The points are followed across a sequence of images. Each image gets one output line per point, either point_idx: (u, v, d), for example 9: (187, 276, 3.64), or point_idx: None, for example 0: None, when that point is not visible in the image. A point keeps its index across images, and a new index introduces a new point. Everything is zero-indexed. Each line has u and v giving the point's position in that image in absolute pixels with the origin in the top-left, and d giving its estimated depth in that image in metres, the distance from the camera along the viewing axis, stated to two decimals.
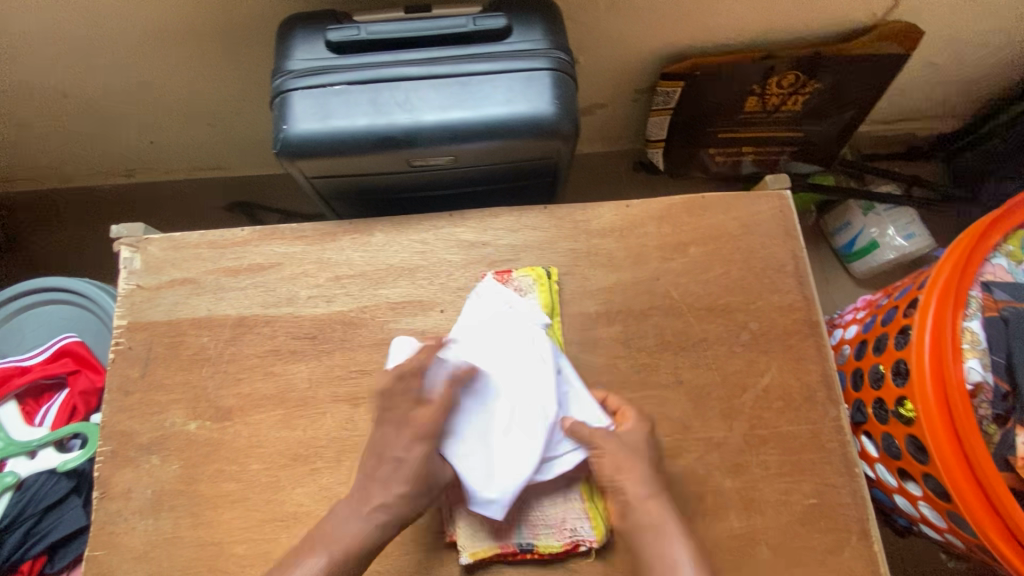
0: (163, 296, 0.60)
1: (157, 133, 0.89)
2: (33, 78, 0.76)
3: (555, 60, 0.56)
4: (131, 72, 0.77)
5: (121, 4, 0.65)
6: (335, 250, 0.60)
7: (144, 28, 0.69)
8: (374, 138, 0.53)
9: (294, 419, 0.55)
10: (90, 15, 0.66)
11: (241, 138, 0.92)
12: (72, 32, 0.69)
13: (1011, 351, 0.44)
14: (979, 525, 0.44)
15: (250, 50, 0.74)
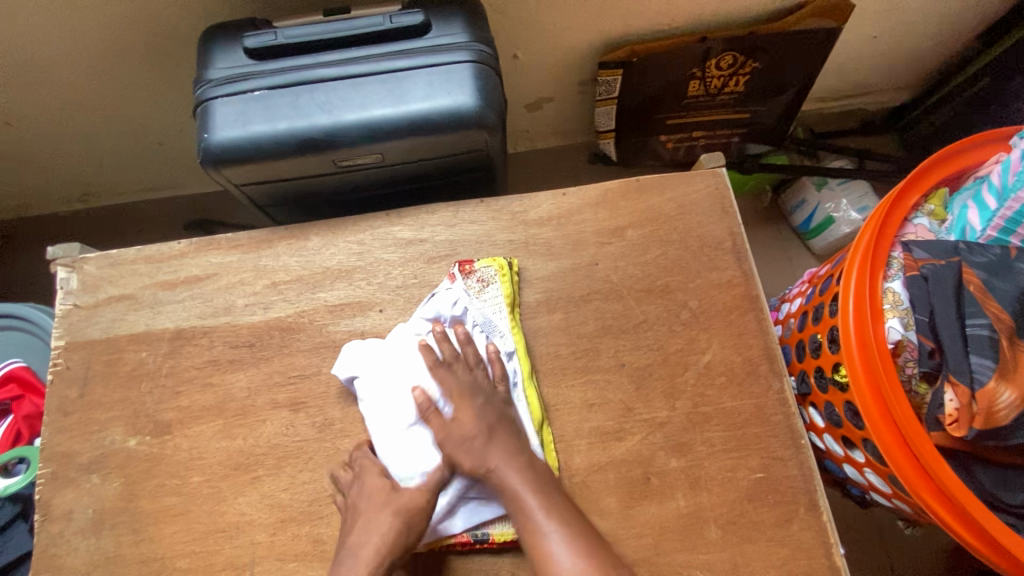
0: (100, 313, 0.59)
1: (105, 156, 0.89)
2: None
3: (475, 52, 0.56)
4: (70, 96, 0.76)
5: (47, 27, 0.65)
6: (271, 256, 0.60)
7: (76, 51, 0.69)
8: (296, 141, 0.53)
9: (234, 428, 0.55)
10: (15, 40, 0.66)
11: (190, 155, 0.91)
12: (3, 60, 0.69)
13: (932, 309, 0.44)
14: (912, 486, 0.43)
15: (186, 65, 0.74)
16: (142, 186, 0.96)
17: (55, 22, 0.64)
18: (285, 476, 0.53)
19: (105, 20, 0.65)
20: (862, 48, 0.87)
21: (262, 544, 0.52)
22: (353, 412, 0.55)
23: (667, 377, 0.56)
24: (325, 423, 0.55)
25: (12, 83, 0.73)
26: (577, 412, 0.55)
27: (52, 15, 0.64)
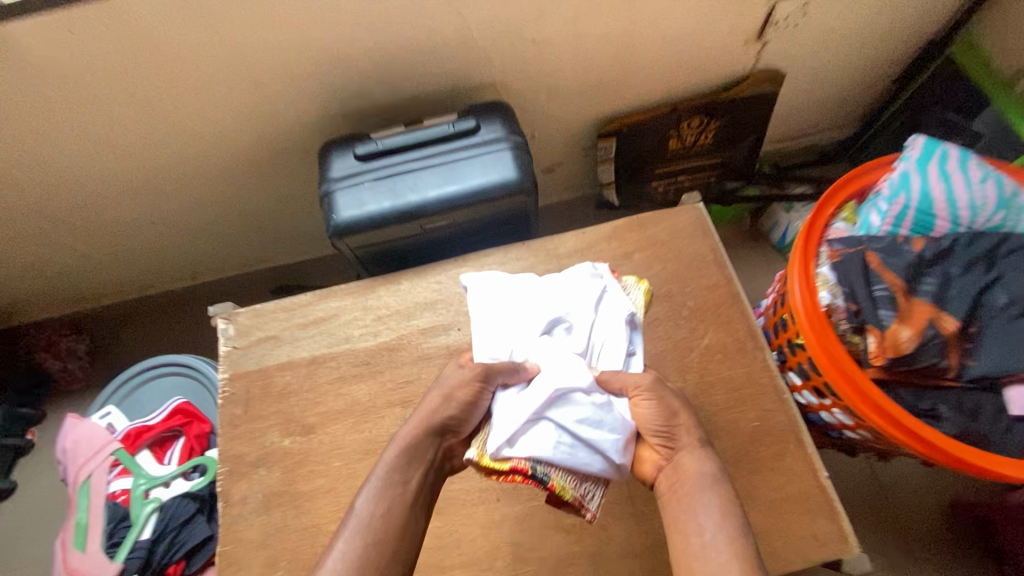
0: (253, 350, 0.81)
1: (215, 242, 1.13)
2: (130, 215, 1.01)
3: (513, 142, 0.80)
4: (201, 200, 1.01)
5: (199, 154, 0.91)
6: (375, 298, 0.81)
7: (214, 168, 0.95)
8: (396, 214, 0.76)
9: (362, 424, 0.74)
10: (175, 163, 0.92)
11: (280, 235, 1.15)
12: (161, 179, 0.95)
13: (850, 282, 0.63)
14: (857, 407, 0.62)
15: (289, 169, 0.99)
16: (240, 262, 1.20)
17: (206, 149, 0.90)
18: None
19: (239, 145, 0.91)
20: (801, 100, 1.11)
21: None
22: None
23: (679, 357, 0.75)
24: None
25: (164, 195, 0.97)
26: None
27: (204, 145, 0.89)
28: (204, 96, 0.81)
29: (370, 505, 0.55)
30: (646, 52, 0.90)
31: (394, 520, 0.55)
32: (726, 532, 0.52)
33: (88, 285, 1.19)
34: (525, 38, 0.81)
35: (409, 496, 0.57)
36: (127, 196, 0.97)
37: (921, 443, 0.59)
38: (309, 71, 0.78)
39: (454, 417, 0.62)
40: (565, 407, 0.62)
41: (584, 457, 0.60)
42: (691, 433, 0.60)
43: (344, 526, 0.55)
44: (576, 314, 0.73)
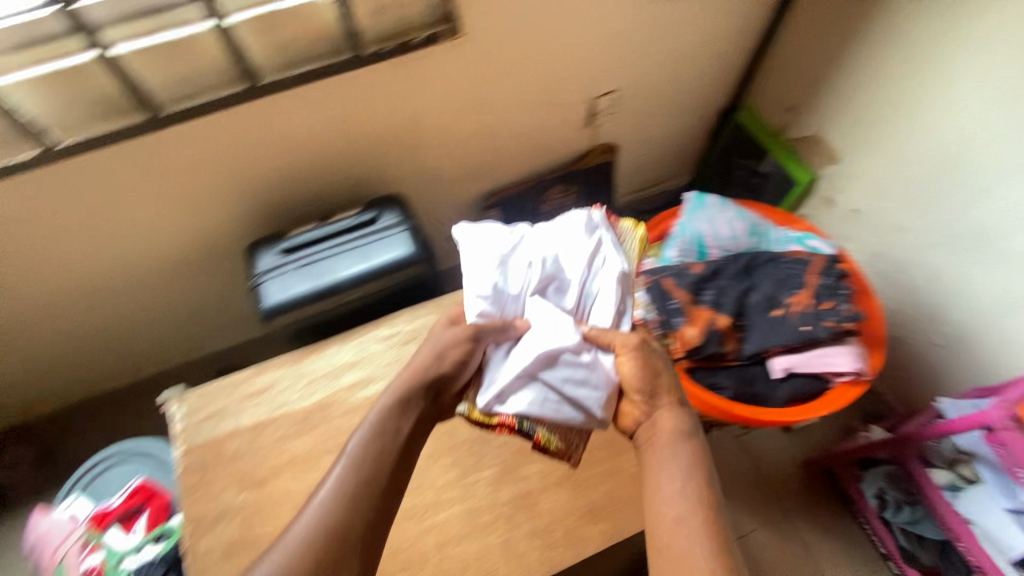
0: (204, 424, 0.95)
1: (158, 339, 1.25)
2: (74, 326, 1.12)
3: (407, 224, 1.02)
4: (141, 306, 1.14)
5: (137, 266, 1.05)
6: (308, 364, 0.98)
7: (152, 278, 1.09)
8: (317, 292, 0.95)
9: (304, 471, 0.90)
10: (115, 277, 1.05)
11: (218, 325, 1.29)
12: (104, 292, 1.08)
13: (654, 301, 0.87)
14: None
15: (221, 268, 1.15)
16: (180, 356, 1.32)
17: (144, 263, 1.05)
18: None
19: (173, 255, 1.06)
20: (641, 160, 1.41)
21: None
22: None
23: None
24: None
25: (109, 303, 1.10)
26: None
27: (142, 258, 1.04)
28: (141, 221, 0.97)
29: (365, 440, 0.69)
30: (505, 143, 1.16)
31: (383, 455, 0.68)
32: (689, 485, 0.65)
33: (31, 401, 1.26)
34: (407, 145, 1.05)
35: (396, 436, 0.70)
36: (72, 310, 1.09)
37: (734, 416, 0.82)
38: (234, 190, 0.97)
39: (445, 374, 0.76)
40: (556, 368, 0.76)
41: (569, 414, 0.76)
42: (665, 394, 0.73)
43: (342, 459, 0.67)
44: (575, 267, 0.85)
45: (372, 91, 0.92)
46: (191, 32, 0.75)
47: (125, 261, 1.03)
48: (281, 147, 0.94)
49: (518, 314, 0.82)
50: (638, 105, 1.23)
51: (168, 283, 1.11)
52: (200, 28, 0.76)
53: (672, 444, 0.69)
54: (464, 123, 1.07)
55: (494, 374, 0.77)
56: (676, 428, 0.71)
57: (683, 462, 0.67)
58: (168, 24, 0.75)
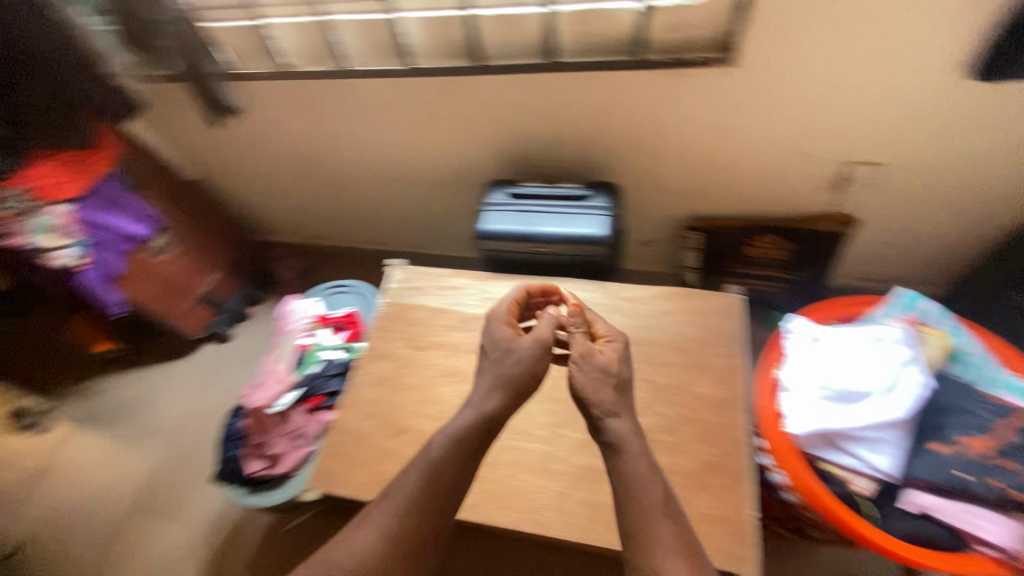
0: (406, 292, 1.25)
1: (396, 226, 1.64)
2: (360, 196, 1.54)
3: (613, 212, 1.16)
4: (404, 202, 1.52)
5: (413, 170, 1.37)
6: (487, 286, 1.21)
7: (418, 183, 1.42)
8: (520, 236, 1.17)
9: (450, 356, 1.13)
10: (398, 172, 1.40)
11: (435, 235, 1.63)
12: (387, 181, 1.45)
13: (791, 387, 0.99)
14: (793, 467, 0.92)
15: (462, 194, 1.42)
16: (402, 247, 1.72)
17: (415, 168, 1.37)
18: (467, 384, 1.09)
19: (437, 170, 1.36)
20: (881, 247, 1.28)
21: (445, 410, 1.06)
22: None
23: (672, 391, 1.01)
24: None
25: (385, 187, 1.47)
26: None
27: (415, 165, 1.35)
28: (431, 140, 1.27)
29: (383, 526, 0.75)
30: (738, 179, 1.19)
31: (397, 530, 0.75)
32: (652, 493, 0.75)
33: (309, 227, 1.78)
34: (642, 147, 1.17)
35: (418, 509, 0.76)
36: (362, 184, 1.48)
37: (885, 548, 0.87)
38: (503, 136, 1.22)
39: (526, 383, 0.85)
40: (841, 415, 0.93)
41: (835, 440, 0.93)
42: (606, 397, 0.82)
43: (422, 470, 0.80)
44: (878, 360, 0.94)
45: (635, 96, 1.06)
46: (526, 11, 0.94)
47: (405, 162, 1.36)
48: (545, 115, 1.14)
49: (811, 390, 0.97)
50: (898, 187, 1.13)
51: (422, 189, 1.44)
52: (533, 11, 0.93)
53: (627, 438, 0.79)
54: (700, 146, 1.14)
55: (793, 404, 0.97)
56: (623, 431, 0.80)
57: (639, 470, 0.77)
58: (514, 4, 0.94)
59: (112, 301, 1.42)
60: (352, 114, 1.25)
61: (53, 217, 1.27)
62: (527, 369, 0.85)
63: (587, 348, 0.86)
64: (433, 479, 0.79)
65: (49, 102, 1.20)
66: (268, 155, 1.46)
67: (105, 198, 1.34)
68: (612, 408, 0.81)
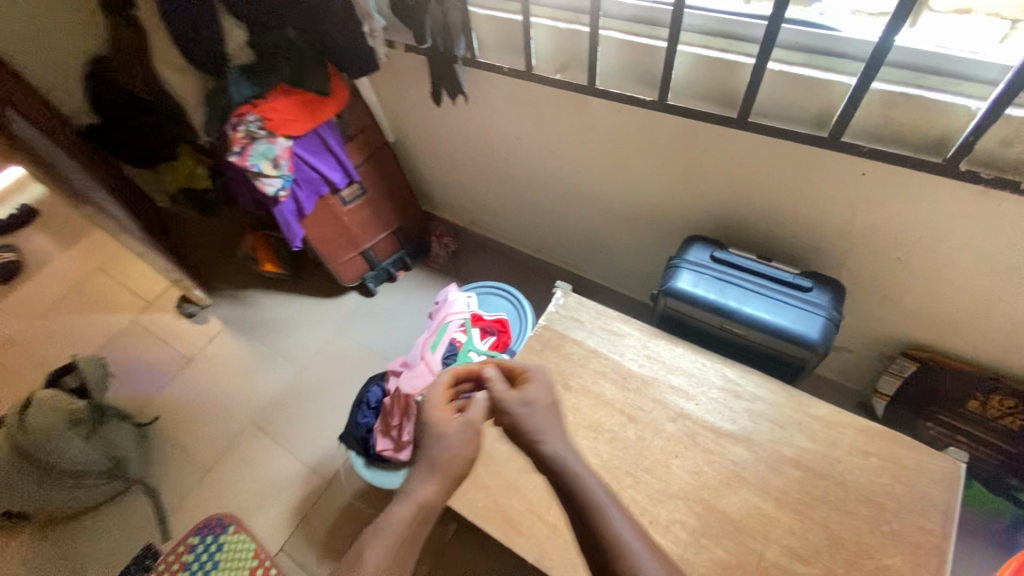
0: (567, 320, 1.18)
1: (564, 236, 1.59)
2: (540, 200, 1.52)
3: (833, 315, 1.00)
4: (582, 220, 1.48)
5: (608, 194, 1.32)
6: (655, 344, 1.12)
7: (607, 207, 1.36)
8: (713, 306, 1.05)
9: (597, 406, 1.04)
10: (590, 190, 1.35)
11: (600, 258, 1.56)
12: (574, 198, 1.42)
13: None
14: None
15: (648, 232, 1.33)
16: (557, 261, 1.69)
17: (611, 192, 1.31)
18: (609, 444, 1.00)
19: (634, 201, 1.28)
20: None
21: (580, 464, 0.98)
22: (656, 439, 0.99)
23: (851, 552, 0.85)
24: (641, 434, 1.00)
25: (570, 200, 1.44)
26: (783, 531, 0.88)
27: (614, 189, 1.29)
28: (642, 171, 1.19)
29: None
30: (997, 324, 0.98)
31: None
32: (627, 524, 0.66)
33: (476, 210, 1.79)
34: (890, 253, 0.99)
35: None
36: (548, 190, 1.46)
37: None
38: (724, 192, 1.10)
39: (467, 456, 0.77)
40: None
41: None
42: (529, 430, 0.76)
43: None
44: None
45: (913, 201, 0.89)
46: (834, 78, 0.80)
47: (605, 184, 1.30)
48: (790, 186, 1.00)
49: None
50: None
51: (610, 214, 1.37)
52: (842, 80, 0.80)
53: (570, 465, 0.72)
54: (969, 275, 0.94)
55: None
56: (560, 454, 0.73)
57: (603, 498, 0.68)
58: (825, 63, 0.81)
59: (296, 237, 1.52)
60: (572, 126, 1.20)
61: (276, 149, 1.35)
62: (460, 450, 0.77)
63: (504, 391, 0.80)
64: (388, 566, 0.65)
65: (303, 53, 1.28)
66: (467, 139, 1.47)
67: (322, 142, 1.43)
68: (545, 438, 0.75)
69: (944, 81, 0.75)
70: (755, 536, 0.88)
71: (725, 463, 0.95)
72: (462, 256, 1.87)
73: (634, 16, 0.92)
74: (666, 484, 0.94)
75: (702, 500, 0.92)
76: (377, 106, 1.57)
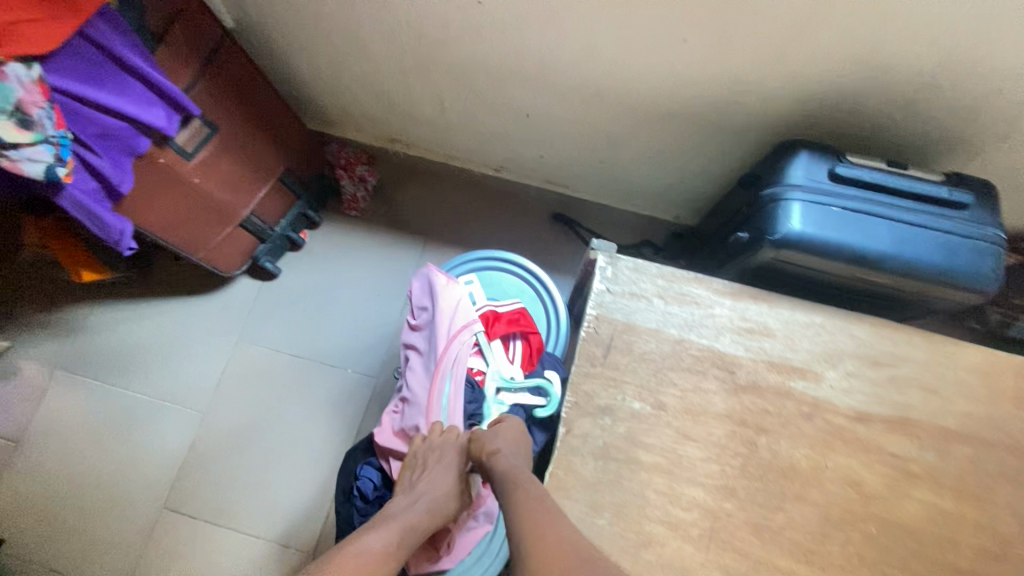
0: (626, 301, 0.80)
1: (547, 148, 1.11)
2: (511, 101, 1.00)
3: (1002, 238, 0.73)
4: (578, 126, 1.01)
5: (634, 86, 0.86)
6: (755, 311, 0.80)
7: (627, 105, 0.91)
8: (852, 254, 0.72)
9: (708, 425, 0.74)
10: (603, 82, 0.87)
11: (600, 170, 1.13)
12: (572, 96, 0.93)
13: None
14: None
15: (689, 134, 0.92)
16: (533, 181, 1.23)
17: (640, 82, 0.85)
18: (741, 475, 0.72)
19: (680, 92, 0.84)
20: None
21: (714, 516, 0.70)
22: (797, 451, 0.73)
23: None
24: (775, 449, 0.73)
25: (564, 99, 0.94)
26: (970, 528, 0.71)
27: (648, 78, 0.83)
28: (710, 48, 0.74)
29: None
30: None
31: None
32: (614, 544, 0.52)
33: (399, 124, 1.20)
34: None
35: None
36: (528, 86, 0.94)
37: None
38: (846, 68, 0.71)
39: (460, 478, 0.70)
40: None
41: None
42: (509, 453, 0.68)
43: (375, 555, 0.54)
44: None
45: None
46: None
47: (635, 71, 0.82)
48: (970, 47, 0.64)
49: None
50: None
51: (632, 114, 0.92)
52: None
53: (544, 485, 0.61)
54: None
55: None
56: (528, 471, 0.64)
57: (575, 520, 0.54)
58: None
59: (124, 234, 0.88)
60: None
61: (16, 88, 0.66)
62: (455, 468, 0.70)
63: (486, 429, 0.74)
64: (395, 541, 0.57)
65: None
66: (382, 11, 0.86)
67: (109, 53, 0.75)
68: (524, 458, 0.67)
69: None
70: (943, 545, 0.70)
71: (886, 460, 0.73)
72: (388, 190, 1.31)
73: None
74: (827, 509, 0.71)
75: (872, 517, 0.71)
76: None
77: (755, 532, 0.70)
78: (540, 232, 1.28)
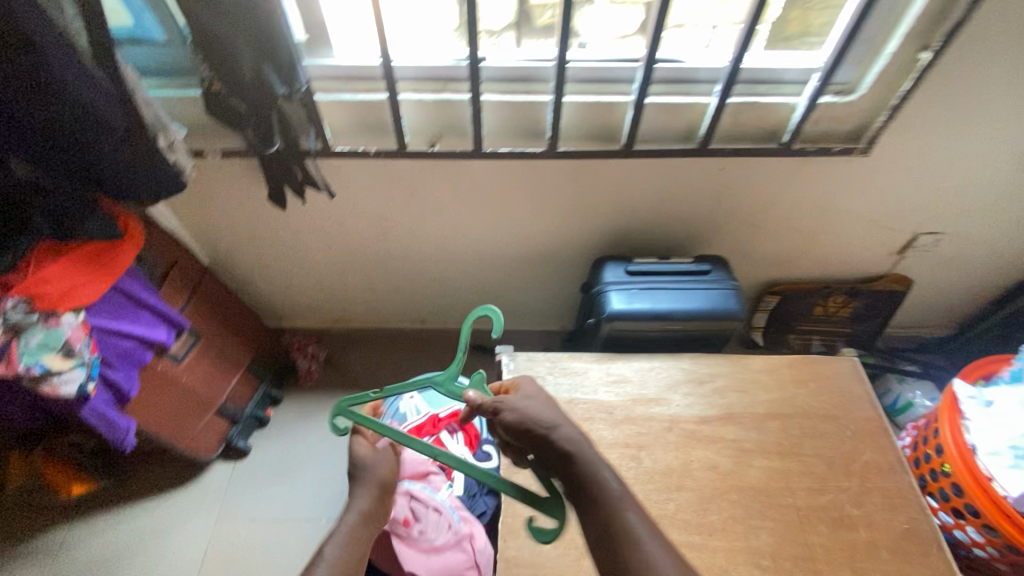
0: (527, 382, 1.12)
1: (453, 298, 1.50)
2: (420, 273, 1.40)
3: (736, 284, 1.18)
4: (471, 279, 1.42)
5: (498, 247, 1.29)
6: (616, 367, 1.15)
7: (498, 259, 1.33)
8: (653, 313, 1.13)
9: (604, 452, 1.03)
10: (478, 248, 1.30)
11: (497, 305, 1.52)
12: (461, 261, 1.35)
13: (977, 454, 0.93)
14: (1004, 527, 0.88)
15: (544, 267, 1.36)
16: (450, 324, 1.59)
17: (500, 245, 1.28)
18: (637, 482, 0.99)
19: (527, 244, 1.28)
20: (917, 302, 1.47)
21: None
22: (669, 454, 1.03)
23: (843, 464, 1.04)
24: (655, 457, 1.02)
25: (455, 264, 1.35)
26: (796, 475, 1.01)
27: (505, 240, 1.27)
28: (533, 218, 1.20)
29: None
30: (819, 247, 1.30)
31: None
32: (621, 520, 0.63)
33: (339, 306, 1.55)
34: (746, 222, 1.22)
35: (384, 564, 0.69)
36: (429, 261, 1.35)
37: None
38: (612, 213, 1.19)
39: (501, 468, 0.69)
40: None
41: None
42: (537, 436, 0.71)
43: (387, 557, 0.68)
44: None
45: (758, 181, 1.11)
46: (694, 100, 0.95)
47: (494, 237, 1.25)
48: (668, 192, 1.14)
49: (1000, 468, 0.90)
50: (954, 250, 1.31)
51: (503, 262, 1.34)
52: (701, 100, 0.95)
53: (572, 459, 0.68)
54: (799, 222, 1.22)
55: (991, 470, 0.91)
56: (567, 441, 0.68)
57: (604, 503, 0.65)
58: (686, 91, 0.95)
59: (128, 432, 1.09)
60: (452, 194, 1.13)
61: (66, 331, 0.94)
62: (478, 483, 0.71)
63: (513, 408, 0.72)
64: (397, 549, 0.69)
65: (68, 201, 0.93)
66: (319, 236, 1.26)
67: (130, 297, 1.07)
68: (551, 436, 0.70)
69: (771, 87, 0.96)
70: (784, 492, 0.99)
71: (728, 444, 1.04)
72: (336, 358, 1.60)
73: (510, 73, 0.92)
74: (702, 490, 0.99)
75: (732, 487, 1.00)
76: (178, 233, 1.25)
77: (658, 521, 0.95)
78: (465, 362, 1.60)
